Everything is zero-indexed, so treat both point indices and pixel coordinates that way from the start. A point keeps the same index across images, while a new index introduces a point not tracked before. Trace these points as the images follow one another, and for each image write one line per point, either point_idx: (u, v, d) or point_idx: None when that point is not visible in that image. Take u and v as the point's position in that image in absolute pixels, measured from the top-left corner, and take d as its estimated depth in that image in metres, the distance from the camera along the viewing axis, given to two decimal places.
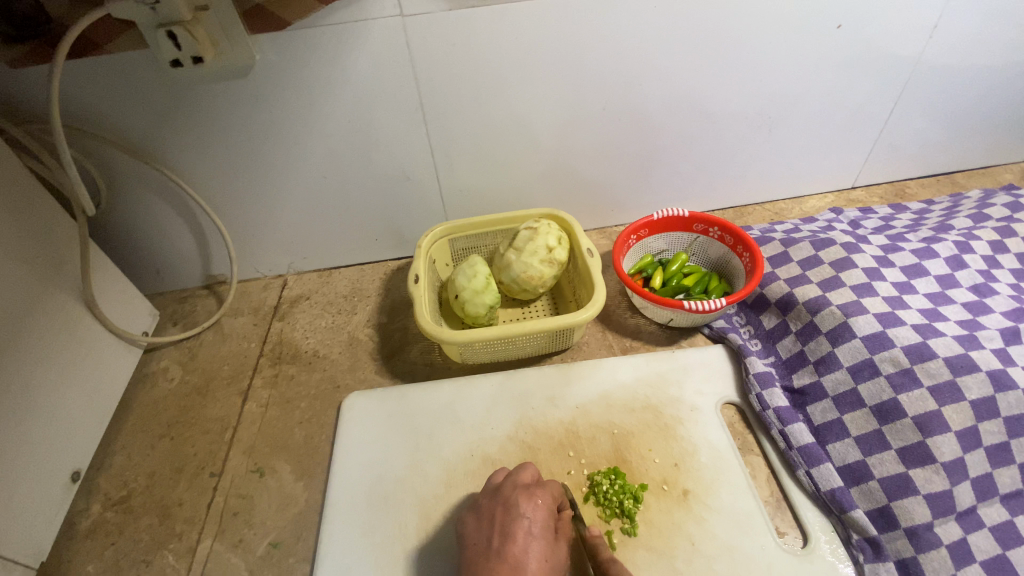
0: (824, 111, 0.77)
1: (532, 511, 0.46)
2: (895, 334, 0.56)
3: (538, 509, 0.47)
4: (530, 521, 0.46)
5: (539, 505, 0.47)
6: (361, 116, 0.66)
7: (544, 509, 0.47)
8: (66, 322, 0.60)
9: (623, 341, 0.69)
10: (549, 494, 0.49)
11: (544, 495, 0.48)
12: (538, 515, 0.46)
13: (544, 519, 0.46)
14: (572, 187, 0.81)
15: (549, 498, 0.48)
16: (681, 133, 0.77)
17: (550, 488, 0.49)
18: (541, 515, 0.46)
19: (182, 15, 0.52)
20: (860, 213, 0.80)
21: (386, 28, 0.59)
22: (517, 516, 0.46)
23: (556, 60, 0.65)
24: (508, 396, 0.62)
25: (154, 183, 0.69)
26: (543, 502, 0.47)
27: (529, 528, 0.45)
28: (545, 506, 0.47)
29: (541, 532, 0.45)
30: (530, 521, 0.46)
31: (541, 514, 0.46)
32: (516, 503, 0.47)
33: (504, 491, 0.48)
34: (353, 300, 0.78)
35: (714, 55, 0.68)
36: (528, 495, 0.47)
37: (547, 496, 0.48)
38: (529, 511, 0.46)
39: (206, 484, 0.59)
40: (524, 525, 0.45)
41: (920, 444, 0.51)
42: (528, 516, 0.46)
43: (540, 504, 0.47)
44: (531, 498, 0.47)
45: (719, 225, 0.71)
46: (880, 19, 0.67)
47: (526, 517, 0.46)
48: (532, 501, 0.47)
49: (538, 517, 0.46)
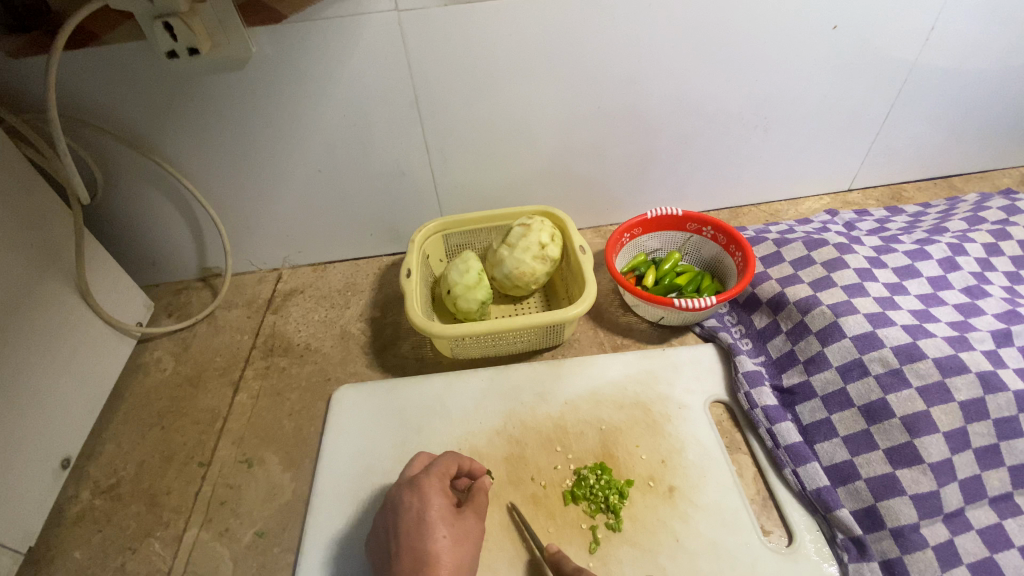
0: (819, 112, 0.77)
1: (424, 500, 0.46)
2: (885, 334, 0.56)
3: (427, 497, 0.46)
4: (420, 508, 0.46)
5: (426, 492, 0.47)
6: (357, 110, 0.67)
7: (433, 492, 0.47)
8: (60, 309, 0.60)
9: (614, 338, 0.69)
10: (439, 472, 0.48)
11: (430, 479, 0.48)
12: (428, 502, 0.46)
13: (435, 502, 0.46)
14: (567, 185, 0.81)
15: (439, 479, 0.48)
16: (676, 133, 0.77)
17: (443, 466, 0.49)
18: (432, 499, 0.46)
19: (179, 7, 0.52)
20: (855, 216, 0.80)
21: (382, 23, 0.59)
22: (405, 512, 0.46)
23: (552, 58, 0.65)
24: (497, 391, 0.62)
25: (151, 174, 0.69)
26: (431, 488, 0.47)
27: (421, 517, 0.45)
28: (440, 488, 0.47)
29: (437, 514, 0.46)
30: (420, 509, 0.46)
31: (436, 498, 0.46)
32: (401, 500, 0.47)
33: (394, 491, 0.48)
34: (347, 294, 0.79)
35: (709, 55, 0.68)
36: (411, 488, 0.47)
37: (435, 478, 0.48)
38: (423, 500, 0.46)
39: (194, 473, 0.59)
40: (413, 518, 0.45)
41: (908, 445, 0.51)
42: (417, 505, 0.46)
43: (426, 490, 0.47)
44: (419, 490, 0.47)
45: (712, 224, 0.71)
46: (875, 22, 0.67)
47: (415, 507, 0.46)
48: (417, 491, 0.47)
49: (430, 502, 0.46)
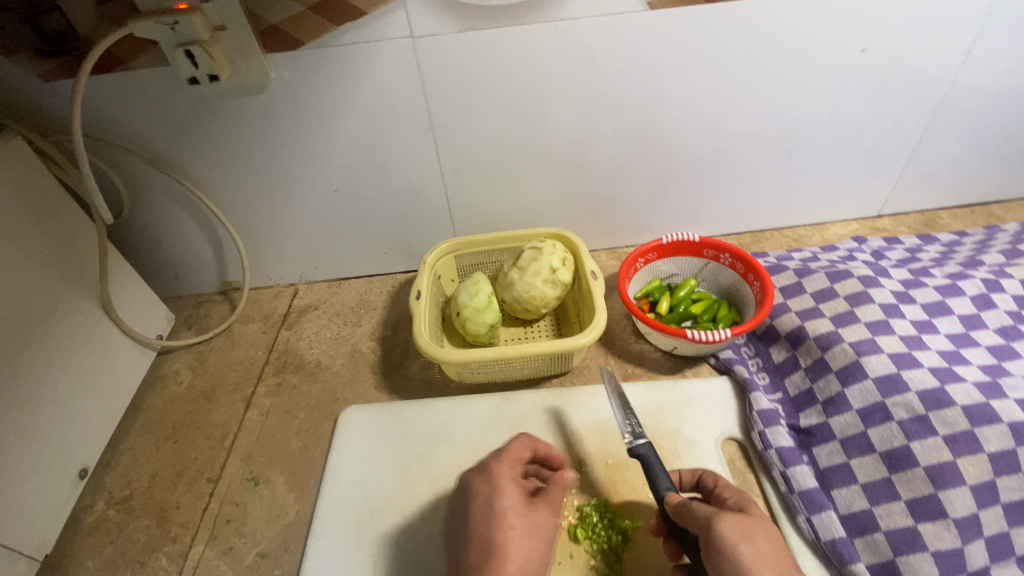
0: (848, 135, 0.74)
1: (492, 487, 0.46)
2: (910, 377, 0.53)
3: (497, 485, 0.46)
4: (491, 494, 0.46)
5: (496, 481, 0.47)
6: (373, 133, 0.67)
7: (503, 482, 0.47)
8: (83, 323, 0.62)
9: (624, 367, 0.67)
10: (510, 459, 0.49)
11: (502, 466, 0.48)
12: (498, 490, 0.46)
13: (506, 491, 0.46)
14: (583, 206, 0.80)
15: (512, 467, 0.48)
16: (696, 156, 0.75)
17: (513, 454, 0.49)
18: (502, 486, 0.46)
19: (199, 35, 0.54)
20: (884, 243, 0.77)
21: (397, 48, 0.60)
22: (476, 497, 0.46)
23: (568, 81, 0.65)
24: (503, 418, 0.62)
25: (174, 192, 0.71)
26: (502, 474, 0.47)
27: (489, 504, 0.45)
28: (509, 477, 0.47)
29: (509, 502, 0.45)
30: (490, 495, 0.46)
31: (507, 486, 0.46)
32: (474, 485, 0.47)
33: (467, 476, 0.49)
34: (359, 311, 0.79)
35: (731, 78, 0.66)
36: (483, 475, 0.48)
37: (506, 465, 0.48)
38: (492, 487, 0.46)
39: (203, 489, 0.60)
40: (482, 503, 0.46)
41: (932, 497, 0.48)
42: (488, 492, 0.46)
43: (497, 479, 0.47)
44: (489, 477, 0.47)
45: (730, 251, 0.69)
46: (906, 44, 0.65)
47: (486, 492, 0.46)
48: (490, 477, 0.47)
49: (501, 490, 0.46)
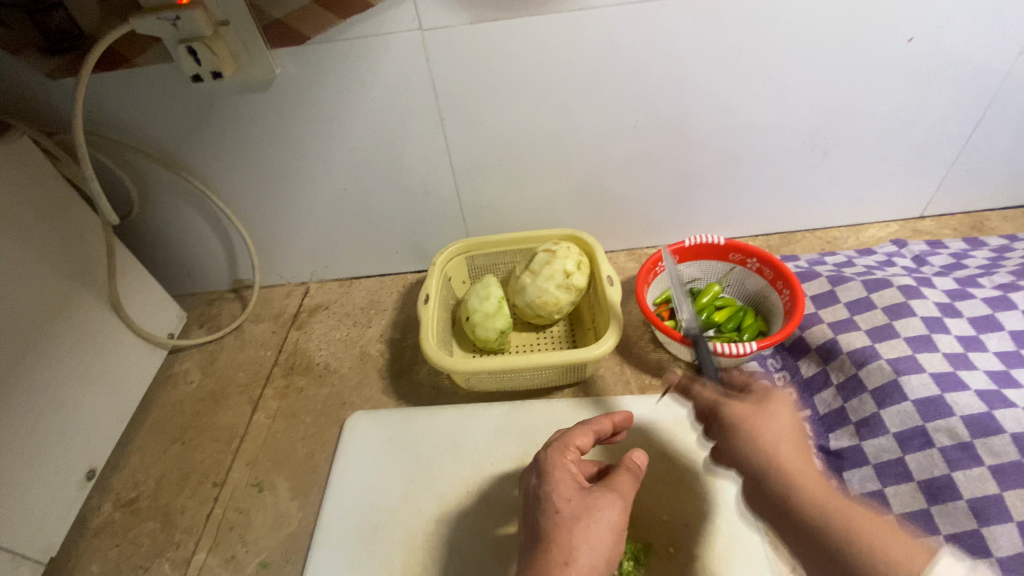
0: (890, 129, 0.69)
1: (546, 473, 0.46)
2: (955, 400, 0.48)
3: (546, 471, 0.46)
4: (540, 483, 0.46)
5: (545, 468, 0.46)
6: (382, 130, 0.65)
7: (552, 467, 0.46)
8: (92, 324, 0.62)
9: (641, 378, 0.64)
10: (560, 447, 0.48)
11: (551, 453, 0.47)
12: (546, 476, 0.45)
13: (554, 476, 0.45)
14: (601, 206, 0.77)
15: (567, 453, 0.47)
16: (722, 153, 0.71)
17: (569, 440, 0.48)
18: (550, 472, 0.46)
19: (202, 31, 0.52)
20: (927, 247, 0.72)
21: (405, 42, 0.57)
22: (530, 486, 0.46)
23: (584, 75, 0.61)
24: (512, 429, 0.59)
25: (184, 191, 0.70)
26: (554, 460, 0.46)
27: (539, 490, 0.45)
28: (565, 464, 0.46)
29: (557, 488, 0.44)
30: (539, 484, 0.45)
31: (558, 471, 0.45)
32: (529, 476, 0.47)
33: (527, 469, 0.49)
34: (369, 312, 0.78)
35: (762, 69, 0.62)
36: (535, 464, 0.48)
37: (553, 452, 0.47)
38: (545, 473, 0.46)
39: (208, 494, 0.60)
40: (534, 492, 0.46)
41: (976, 533, 0.44)
42: (537, 482, 0.46)
43: (546, 466, 0.46)
44: (542, 463, 0.47)
45: (758, 256, 0.65)
46: (958, 31, 0.59)
47: (535, 482, 0.46)
48: (538, 467, 0.47)
49: (548, 477, 0.45)
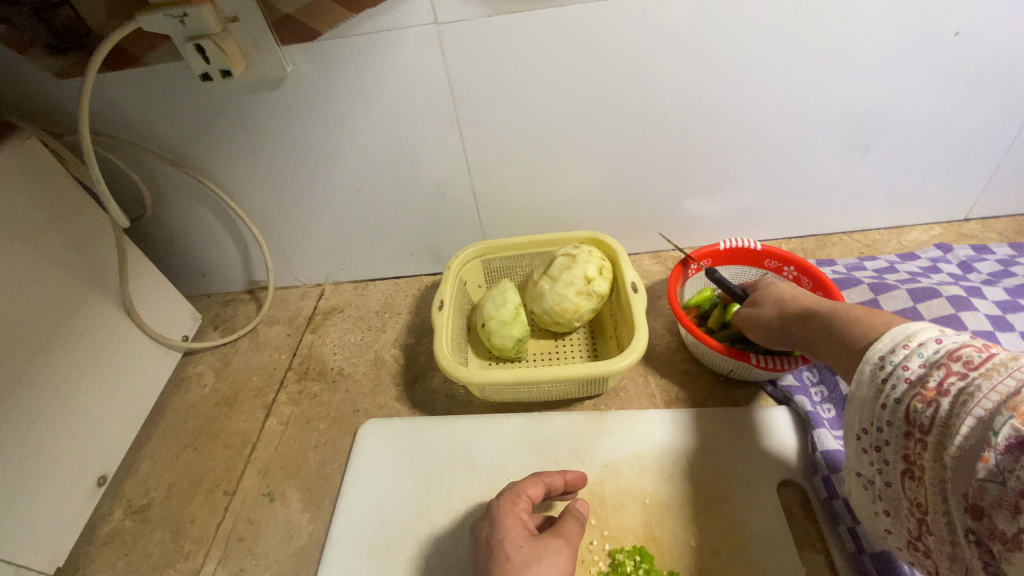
0: (941, 125, 0.64)
1: (496, 521, 0.43)
2: None
3: (496, 517, 0.43)
4: (489, 531, 0.43)
5: (496, 514, 0.44)
6: (396, 130, 0.63)
7: (503, 513, 0.43)
8: (104, 327, 0.61)
9: (666, 390, 0.61)
10: (514, 493, 0.45)
11: (503, 499, 0.45)
12: (496, 523, 0.43)
13: (504, 521, 0.43)
14: (624, 207, 0.73)
15: (519, 500, 0.45)
16: (754, 152, 0.67)
17: (520, 488, 0.46)
18: (501, 518, 0.43)
19: (210, 28, 0.50)
20: (973, 253, 0.67)
21: (421, 37, 0.54)
22: (479, 535, 0.43)
23: (610, 69, 0.58)
24: (529, 443, 0.57)
25: (197, 192, 0.69)
26: (505, 508, 0.44)
27: (488, 537, 0.42)
28: (516, 512, 0.44)
29: (506, 534, 0.41)
30: (489, 532, 0.42)
31: (507, 519, 0.43)
32: (478, 524, 0.44)
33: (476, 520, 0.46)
34: (384, 316, 0.76)
35: (801, 62, 0.57)
36: (485, 512, 0.45)
37: (504, 498, 0.45)
38: (495, 521, 0.43)
39: (219, 503, 0.58)
40: (483, 540, 0.42)
41: None
42: (488, 529, 0.43)
43: (496, 512, 0.44)
44: (492, 511, 0.44)
45: (796, 264, 0.61)
46: (1022, 18, 0.54)
47: (485, 530, 0.43)
48: (488, 514, 0.44)
49: (499, 523, 0.42)
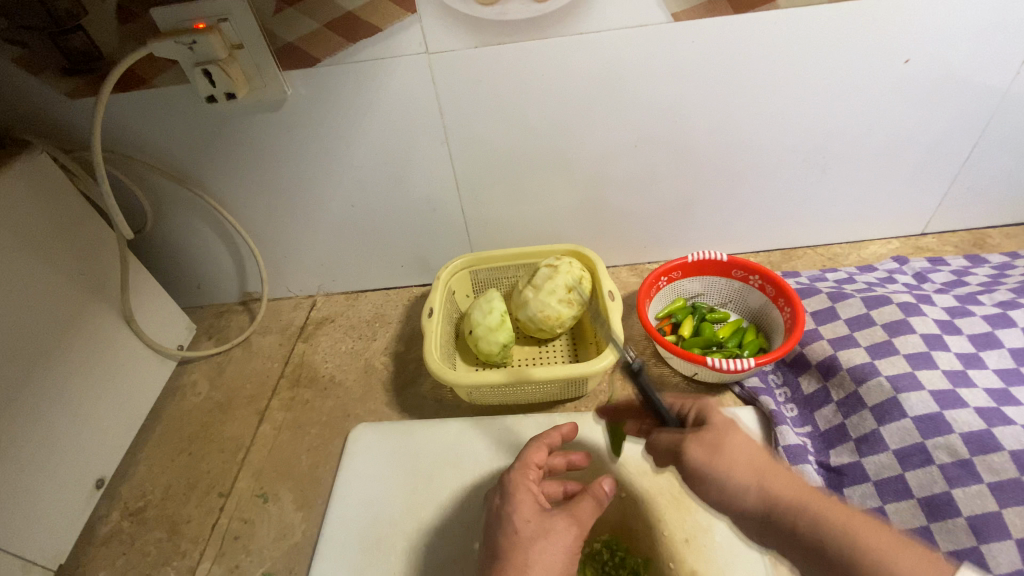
0: (889, 147, 0.70)
1: (507, 493, 0.46)
2: (954, 418, 0.49)
3: (506, 490, 0.46)
4: (501, 503, 0.46)
5: (506, 486, 0.47)
6: (389, 149, 0.67)
7: (512, 486, 0.46)
8: (103, 335, 0.64)
9: (643, 392, 0.64)
10: (522, 465, 0.48)
11: (513, 472, 0.48)
12: (508, 495, 0.46)
13: (515, 494, 0.45)
14: (603, 222, 0.78)
15: (529, 472, 0.48)
16: (722, 171, 0.72)
17: (528, 458, 0.49)
18: (510, 492, 0.46)
19: (217, 54, 0.54)
20: (928, 265, 0.72)
21: (412, 64, 0.59)
22: (493, 507, 0.46)
23: (587, 94, 0.63)
24: (513, 443, 0.60)
25: (196, 206, 0.72)
26: (516, 479, 0.46)
27: (500, 509, 0.45)
28: (525, 483, 0.47)
29: (516, 506, 0.44)
30: (500, 504, 0.45)
31: (518, 491, 0.45)
32: (492, 497, 0.47)
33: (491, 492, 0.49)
34: (375, 326, 0.79)
35: (760, 89, 0.63)
36: (498, 485, 0.48)
37: (514, 472, 0.48)
38: (506, 493, 0.46)
39: (213, 504, 0.61)
40: (495, 512, 0.45)
41: (976, 551, 0.44)
42: (500, 501, 0.46)
43: (507, 484, 0.47)
44: (504, 484, 0.47)
45: (758, 273, 0.66)
46: (954, 52, 0.60)
47: (497, 503, 0.46)
48: (500, 488, 0.47)
49: (509, 496, 0.45)
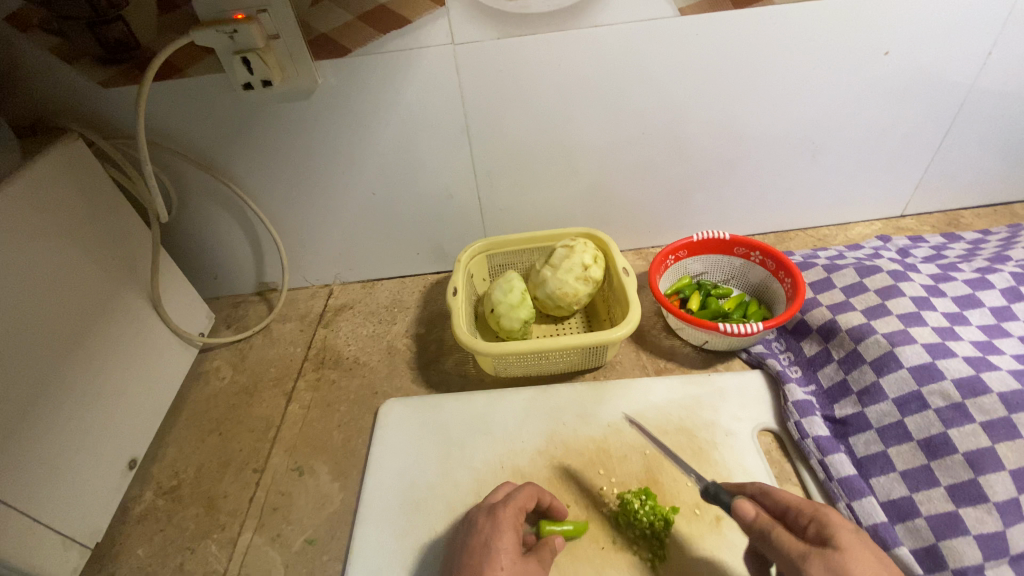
0: (872, 135, 0.76)
1: (495, 527, 0.46)
2: (945, 366, 0.54)
3: (497, 526, 0.46)
4: (489, 535, 0.46)
5: (497, 521, 0.46)
6: (412, 138, 0.70)
7: (503, 524, 0.46)
8: (134, 319, 0.65)
9: (657, 362, 0.69)
10: (515, 506, 0.48)
11: (507, 510, 0.47)
12: (496, 531, 0.46)
13: (504, 532, 0.45)
14: (611, 208, 0.82)
15: (518, 513, 0.47)
16: (722, 158, 0.77)
17: (520, 500, 0.48)
18: (501, 529, 0.46)
19: (255, 43, 0.57)
20: (909, 242, 0.78)
21: (439, 55, 0.63)
22: (476, 534, 0.46)
23: (599, 85, 0.67)
24: (539, 410, 0.63)
25: (219, 195, 0.74)
26: (507, 520, 0.46)
27: (485, 542, 0.45)
28: (514, 523, 0.46)
29: (503, 545, 0.45)
30: (488, 536, 0.45)
31: (506, 532, 0.45)
32: (477, 523, 0.47)
33: (474, 513, 0.49)
34: (393, 310, 0.82)
35: (757, 80, 0.68)
36: (488, 514, 0.47)
37: (509, 511, 0.47)
38: (495, 527, 0.46)
39: (249, 479, 0.62)
40: (480, 541, 0.45)
41: (972, 483, 0.49)
42: (487, 532, 0.46)
43: (498, 520, 0.46)
44: (494, 517, 0.47)
45: (760, 249, 0.71)
46: (930, 45, 0.67)
47: (484, 532, 0.46)
48: (492, 519, 0.47)
49: (499, 532, 0.45)
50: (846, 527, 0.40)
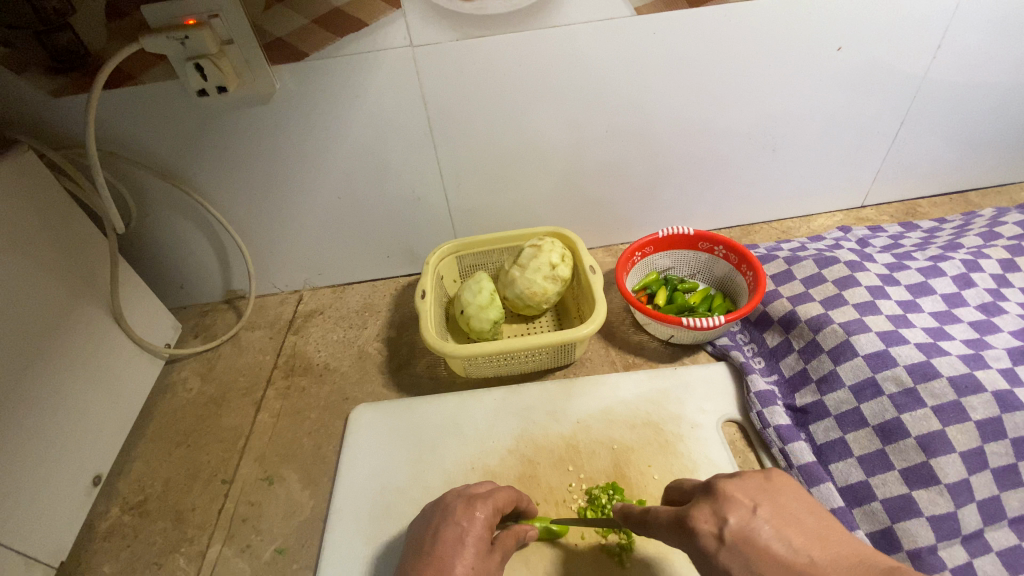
0: (829, 129, 0.78)
1: (470, 521, 0.46)
2: (898, 353, 0.56)
3: (476, 522, 0.46)
4: (463, 529, 0.45)
5: (476, 518, 0.46)
6: (376, 142, 0.70)
7: (481, 521, 0.46)
8: (94, 332, 0.64)
9: (625, 357, 0.69)
10: (494, 508, 0.48)
11: (486, 507, 0.47)
12: (473, 526, 0.46)
13: (480, 531, 0.45)
14: (579, 205, 0.83)
15: (495, 516, 0.48)
16: (686, 154, 0.78)
17: (499, 502, 0.48)
18: (477, 524, 0.46)
19: (208, 49, 0.56)
20: (869, 232, 0.80)
21: (399, 58, 0.62)
22: (451, 522, 0.46)
23: (560, 84, 0.68)
24: (510, 410, 0.64)
25: (181, 204, 0.73)
26: (485, 520, 0.46)
27: (460, 537, 0.45)
28: (489, 522, 0.46)
29: (475, 543, 0.45)
30: (463, 530, 0.45)
31: (480, 529, 0.45)
32: (454, 512, 0.47)
33: (448, 499, 0.49)
34: (365, 315, 0.81)
35: (716, 76, 0.69)
36: (468, 506, 0.47)
37: (488, 510, 0.47)
38: (471, 522, 0.46)
39: (218, 490, 0.62)
40: (454, 533, 0.45)
41: (924, 465, 0.51)
42: (462, 525, 0.46)
43: (477, 516, 0.46)
44: (471, 509, 0.47)
45: (724, 243, 0.72)
46: (881, 40, 0.68)
47: (460, 525, 0.46)
48: (469, 511, 0.46)
49: (474, 527, 0.45)
50: (744, 480, 0.38)
